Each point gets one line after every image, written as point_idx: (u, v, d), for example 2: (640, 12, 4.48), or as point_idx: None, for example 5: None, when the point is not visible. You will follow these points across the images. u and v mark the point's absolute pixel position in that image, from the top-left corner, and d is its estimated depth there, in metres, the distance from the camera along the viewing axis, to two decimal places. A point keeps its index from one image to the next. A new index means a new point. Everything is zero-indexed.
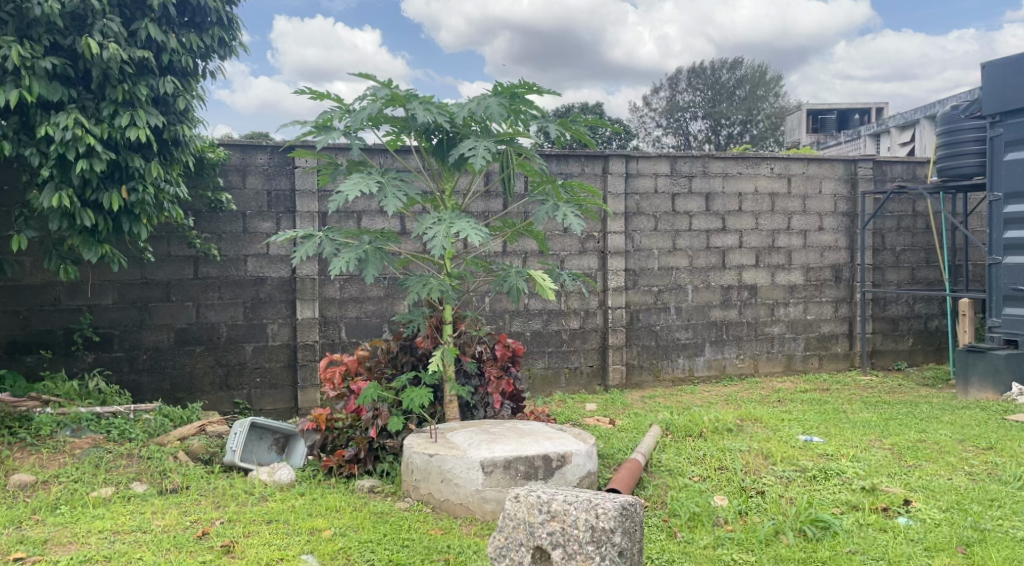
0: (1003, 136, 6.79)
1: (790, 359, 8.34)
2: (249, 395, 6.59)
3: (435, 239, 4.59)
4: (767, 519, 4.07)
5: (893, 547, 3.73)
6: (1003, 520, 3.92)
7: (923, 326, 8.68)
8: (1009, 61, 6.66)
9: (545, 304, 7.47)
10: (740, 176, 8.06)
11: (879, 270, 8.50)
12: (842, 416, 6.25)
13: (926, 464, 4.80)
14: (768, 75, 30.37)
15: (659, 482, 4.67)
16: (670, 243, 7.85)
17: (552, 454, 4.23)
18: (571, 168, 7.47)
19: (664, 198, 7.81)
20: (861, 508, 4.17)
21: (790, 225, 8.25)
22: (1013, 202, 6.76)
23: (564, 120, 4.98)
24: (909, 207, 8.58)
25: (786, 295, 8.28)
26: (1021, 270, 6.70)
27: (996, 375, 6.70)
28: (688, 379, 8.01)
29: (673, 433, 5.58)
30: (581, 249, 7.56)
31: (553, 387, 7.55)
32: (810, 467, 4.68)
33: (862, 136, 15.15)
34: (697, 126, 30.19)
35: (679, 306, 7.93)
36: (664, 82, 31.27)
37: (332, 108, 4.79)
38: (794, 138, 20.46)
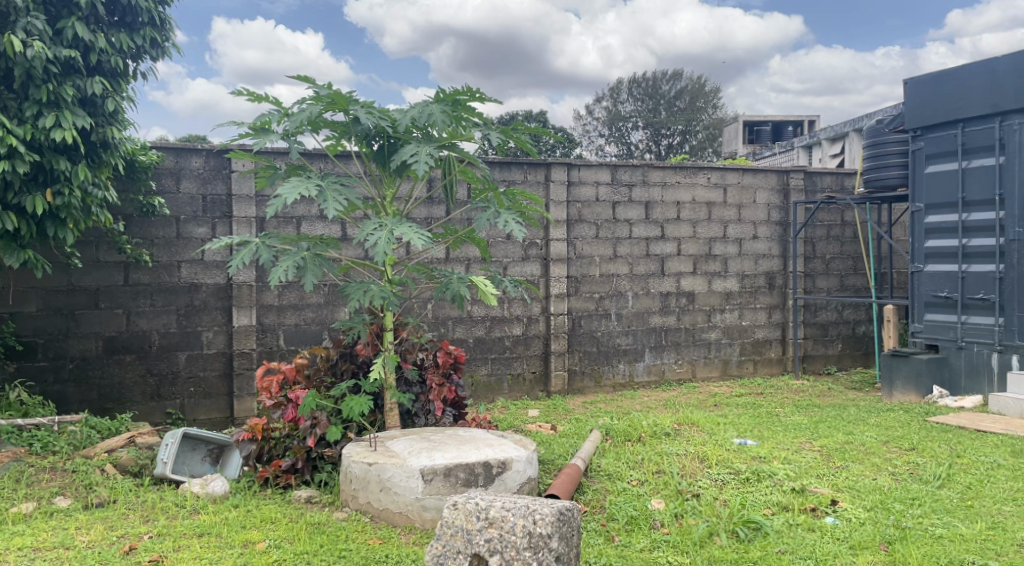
0: (924, 149, 7.09)
1: (726, 364, 8.54)
2: (182, 405, 6.42)
3: (377, 245, 4.56)
4: (701, 521, 4.15)
5: (820, 546, 3.85)
6: (923, 518, 4.08)
7: (851, 331, 8.99)
8: (929, 78, 6.96)
9: (488, 310, 7.49)
10: (678, 185, 8.23)
11: (810, 277, 8.78)
12: (775, 419, 6.43)
13: (852, 466, 4.97)
14: (707, 86, 31.03)
15: (598, 487, 4.73)
16: (611, 250, 7.96)
17: (492, 461, 4.23)
18: (513, 175, 7.51)
19: (605, 206, 7.91)
20: (791, 508, 4.30)
21: (726, 233, 8.46)
22: (933, 213, 7.06)
23: (506, 128, 5.02)
24: (838, 217, 8.89)
25: (722, 301, 8.48)
26: (941, 278, 6.98)
27: (918, 379, 6.94)
28: (628, 385, 8.12)
29: (612, 438, 5.65)
30: (524, 255, 7.61)
31: (496, 394, 7.56)
32: (743, 469, 4.80)
33: (795, 148, 15.64)
34: (638, 135, 30.71)
35: (620, 312, 8.04)
36: (607, 91, 31.74)
37: (270, 111, 4.73)
38: (731, 149, 20.97)
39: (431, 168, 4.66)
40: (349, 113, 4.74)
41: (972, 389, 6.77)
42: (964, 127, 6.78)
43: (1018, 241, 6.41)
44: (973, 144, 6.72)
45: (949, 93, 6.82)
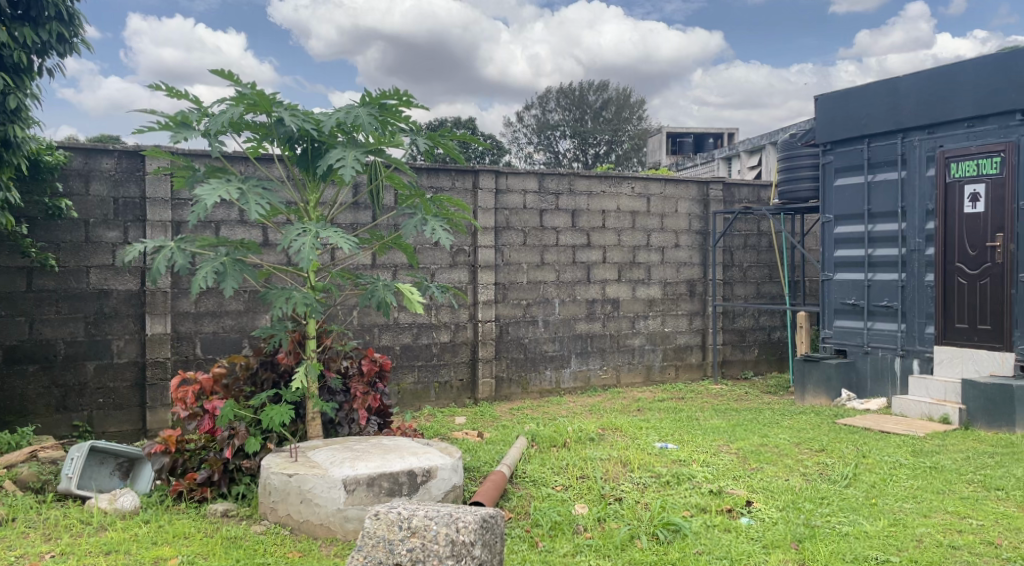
0: (833, 163, 7.43)
1: (649, 370, 8.72)
2: (90, 417, 6.15)
3: (301, 250, 4.48)
4: (623, 525, 4.23)
5: (735, 546, 3.96)
6: (831, 516, 4.25)
7: (767, 337, 9.32)
8: (839, 95, 7.29)
9: (415, 317, 7.44)
10: (603, 194, 8.36)
11: (728, 284, 9.07)
12: (695, 423, 6.60)
13: (767, 467, 5.15)
14: (632, 97, 31.65)
15: (523, 493, 4.76)
16: (538, 257, 8.03)
17: (417, 469, 4.20)
18: (441, 182, 7.48)
19: (532, 214, 7.97)
20: (708, 510, 4.41)
21: (649, 242, 8.64)
22: (841, 224, 7.39)
23: (433, 134, 5.02)
24: (754, 227, 9.20)
25: (645, 308, 8.66)
26: (849, 286, 7.31)
27: (827, 383, 7.27)
28: (554, 391, 8.19)
29: (537, 444, 5.68)
30: (451, 262, 7.60)
31: (423, 401, 7.52)
32: (664, 472, 4.90)
33: (715, 159, 16.13)
34: (566, 144, 31.10)
35: (547, 319, 8.11)
36: (535, 100, 32.04)
37: (189, 108, 4.61)
38: (655, 159, 21.47)
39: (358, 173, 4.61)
40: (272, 114, 4.65)
41: (877, 392, 7.10)
42: (870, 143, 7.12)
43: (918, 251, 6.75)
44: (878, 159, 7.06)
45: (856, 109, 7.16)
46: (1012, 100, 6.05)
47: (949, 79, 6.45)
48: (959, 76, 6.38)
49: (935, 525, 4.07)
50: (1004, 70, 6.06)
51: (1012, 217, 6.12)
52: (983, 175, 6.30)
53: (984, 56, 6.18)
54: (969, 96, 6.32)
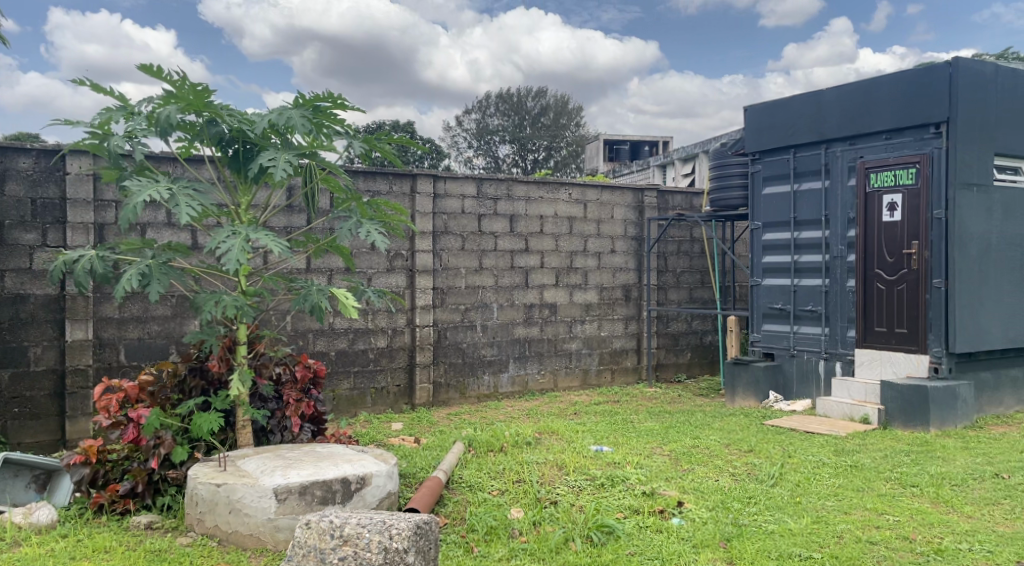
0: (762, 172, 7.67)
1: (586, 374, 8.81)
2: (5, 427, 5.89)
3: (230, 254, 4.37)
4: (558, 528, 4.26)
5: (666, 546, 4.02)
6: (758, 515, 4.37)
7: (699, 341, 9.55)
8: (767, 106, 7.54)
9: (351, 322, 7.35)
10: (541, 200, 8.42)
11: (662, 290, 9.25)
12: (629, 426, 6.70)
13: (697, 468, 5.26)
14: (570, 104, 31.97)
15: (459, 498, 4.75)
16: (476, 262, 8.03)
17: (351, 477, 4.14)
18: (378, 185, 7.41)
19: (471, 219, 7.97)
20: (641, 511, 4.48)
21: (586, 247, 8.75)
22: (770, 231, 7.63)
23: (369, 137, 4.98)
24: (687, 233, 9.42)
25: (582, 312, 8.75)
26: (776, 291, 7.55)
27: (756, 385, 7.48)
28: (492, 396, 8.20)
29: (474, 449, 5.68)
30: (389, 266, 7.53)
31: (359, 408, 7.42)
32: (599, 475, 4.96)
33: (651, 166, 16.45)
34: (505, 149, 31.23)
35: (485, 324, 8.12)
36: (474, 105, 32.09)
37: (114, 108, 4.47)
38: (592, 166, 21.76)
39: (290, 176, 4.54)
40: (202, 114, 4.55)
41: (802, 394, 7.35)
42: (796, 153, 7.36)
43: (840, 258, 7.00)
44: (803, 168, 7.30)
45: (783, 120, 7.41)
46: (926, 113, 6.30)
47: (869, 92, 6.71)
48: (879, 90, 6.64)
49: (854, 521, 4.22)
50: (919, 85, 6.34)
51: (926, 226, 6.35)
52: (900, 186, 6.53)
53: (902, 72, 6.46)
54: (887, 108, 6.58)
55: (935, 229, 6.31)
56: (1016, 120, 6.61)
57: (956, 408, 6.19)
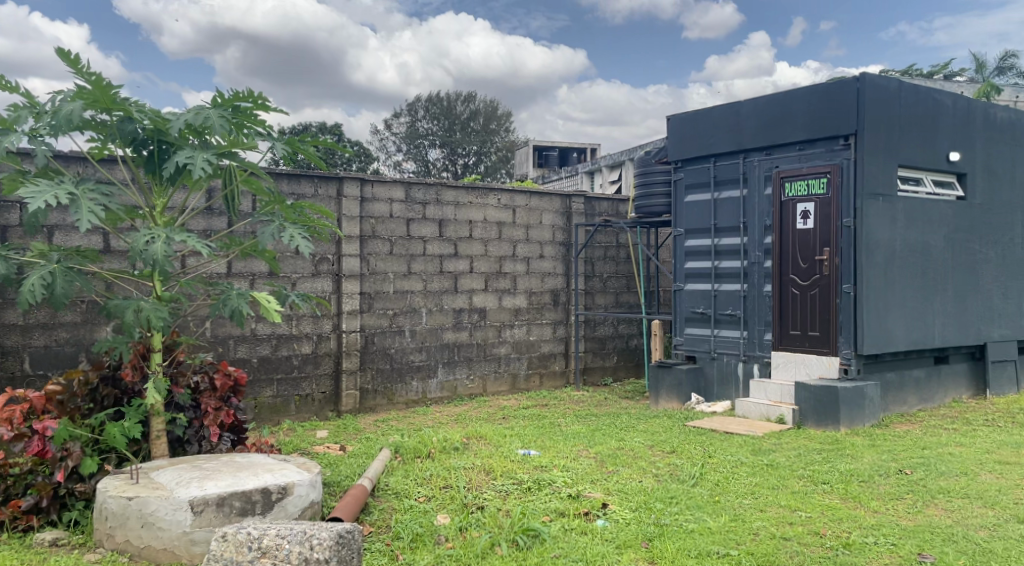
0: (684, 180, 7.87)
1: (515, 378, 8.85)
2: None
3: (152, 258, 4.24)
4: (484, 533, 4.25)
5: (591, 548, 4.07)
6: (679, 514, 4.47)
7: (625, 344, 9.74)
8: (689, 116, 7.74)
9: (274, 328, 7.19)
10: (470, 205, 8.43)
11: (589, 294, 9.40)
12: (557, 429, 6.76)
13: (622, 470, 5.35)
14: (500, 109, 32.15)
15: (385, 506, 4.70)
16: (404, 267, 7.96)
17: (272, 487, 4.05)
18: (303, 188, 7.27)
19: (399, 223, 7.91)
20: (566, 514, 4.53)
21: (515, 252, 8.80)
22: (692, 237, 7.83)
23: (292, 139, 4.90)
24: (614, 239, 9.59)
25: (511, 317, 8.79)
26: (697, 295, 7.76)
27: (678, 387, 7.66)
28: (421, 401, 8.14)
29: (401, 455, 5.63)
30: (314, 271, 7.40)
31: (282, 416, 7.25)
32: (526, 479, 4.99)
33: (579, 173, 16.71)
34: (435, 153, 31.13)
35: (413, 329, 8.06)
36: (404, 108, 31.93)
37: (19, 106, 4.29)
38: (522, 171, 21.94)
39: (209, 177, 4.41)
40: (114, 112, 4.38)
41: (722, 395, 7.57)
42: (716, 162, 7.58)
43: (758, 264, 7.24)
44: (723, 177, 7.52)
45: (704, 130, 7.62)
46: (836, 126, 6.58)
47: (784, 105, 6.97)
48: (792, 103, 6.90)
49: (770, 519, 4.36)
50: (830, 98, 6.62)
51: (836, 234, 6.63)
52: (812, 195, 6.80)
53: (813, 86, 6.73)
54: (801, 121, 6.84)
55: (844, 236, 6.59)
56: (918, 134, 6.97)
57: (864, 407, 6.46)
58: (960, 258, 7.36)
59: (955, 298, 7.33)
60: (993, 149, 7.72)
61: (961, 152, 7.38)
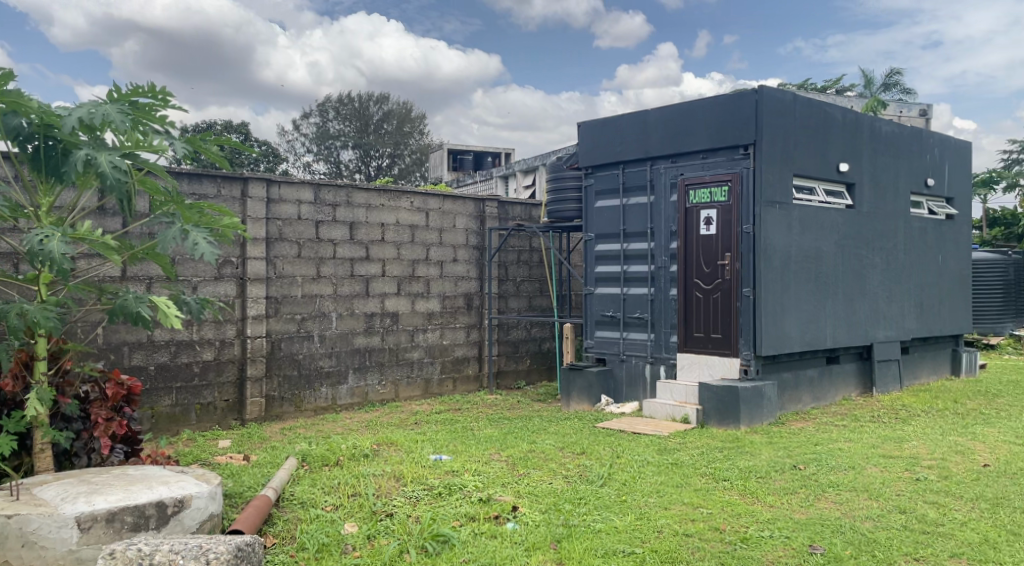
0: (595, 186, 8.01)
1: (427, 383, 8.79)
2: None
3: (43, 260, 4.00)
4: (393, 540, 4.20)
5: (499, 551, 4.07)
6: (587, 515, 4.53)
7: (537, 348, 9.84)
8: (598, 123, 7.88)
9: (173, 334, 6.91)
10: (382, 208, 8.32)
11: (503, 298, 9.45)
12: (469, 433, 6.75)
13: (533, 472, 5.39)
14: (414, 112, 31.97)
15: (289, 517, 4.57)
16: (313, 270, 7.79)
17: (167, 500, 3.88)
18: (205, 188, 7.01)
19: (308, 225, 7.73)
20: (476, 518, 4.52)
21: (428, 256, 8.74)
22: (602, 242, 7.98)
23: (193, 138, 4.74)
24: (526, 243, 9.69)
25: (424, 321, 8.72)
26: (607, 299, 7.91)
27: (589, 389, 7.77)
28: (330, 408, 7.98)
29: (308, 463, 5.50)
30: (216, 274, 7.14)
31: (181, 425, 6.96)
32: (437, 484, 4.95)
33: (493, 177, 16.82)
34: (347, 155, 30.62)
35: (322, 334, 7.89)
36: (314, 109, 31.31)
37: None
38: (436, 175, 21.87)
39: (125, 179, 4.27)
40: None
41: (631, 396, 7.74)
42: (625, 168, 7.75)
43: (664, 268, 7.44)
44: (631, 183, 7.69)
45: (613, 137, 7.77)
46: (737, 136, 6.83)
47: (688, 115, 7.18)
48: (696, 112, 7.12)
49: (673, 516, 4.48)
50: (731, 109, 6.86)
51: (737, 240, 6.87)
52: (715, 202, 7.03)
53: (716, 98, 6.97)
54: (703, 131, 7.07)
55: (744, 242, 6.83)
56: (811, 145, 7.31)
57: (762, 406, 6.71)
58: (849, 264, 7.75)
59: (845, 301, 7.72)
60: (879, 161, 8.18)
61: (851, 163, 7.79)
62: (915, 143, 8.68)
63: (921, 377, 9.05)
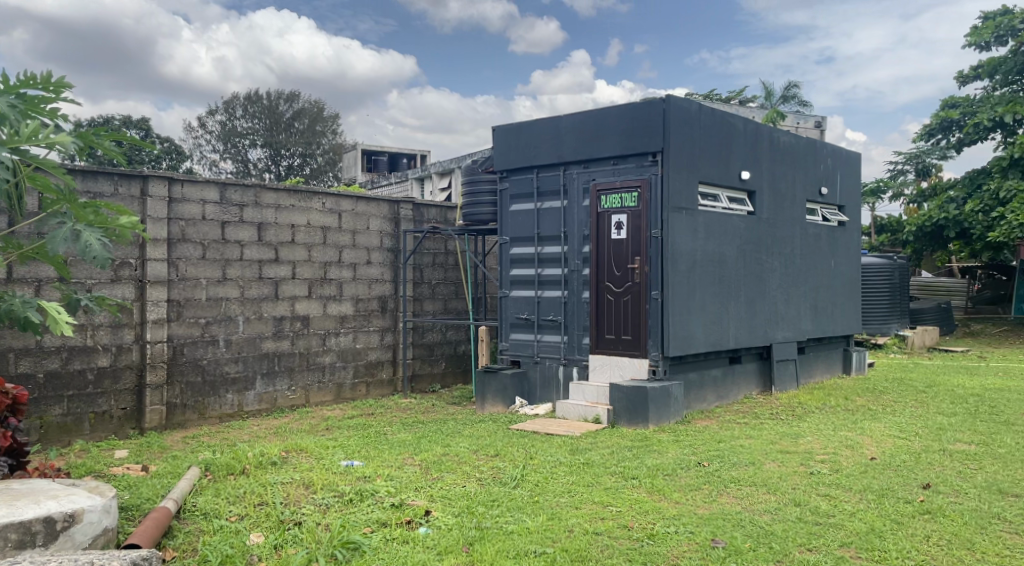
0: (509, 190, 8.06)
1: (340, 388, 8.64)
2: None
3: None
4: (301, 549, 4.11)
5: (411, 556, 4.03)
6: (499, 517, 4.55)
7: (452, 350, 9.82)
8: (513, 128, 7.93)
9: (64, 339, 6.57)
10: (292, 208, 8.13)
11: (418, 301, 9.39)
12: (382, 438, 6.66)
13: (446, 476, 5.37)
14: (326, 111, 31.41)
15: (191, 529, 4.41)
16: (218, 272, 7.54)
17: (56, 515, 3.67)
18: (100, 186, 6.69)
19: (212, 225, 7.48)
20: (388, 524, 4.47)
21: (340, 258, 8.59)
22: (516, 245, 8.03)
23: (89, 134, 4.53)
24: (442, 246, 9.66)
25: (336, 325, 8.57)
26: (522, 302, 7.97)
27: (503, 391, 7.80)
28: (236, 415, 7.73)
29: (212, 473, 5.32)
30: (113, 277, 6.81)
31: (74, 436, 6.61)
32: (348, 491, 4.87)
33: (407, 179, 16.72)
34: (255, 153, 29.82)
35: (228, 338, 7.65)
36: (221, 105, 30.33)
37: None
38: (350, 176, 21.57)
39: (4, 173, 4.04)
40: None
41: (545, 398, 7.81)
42: (539, 173, 7.82)
43: (577, 272, 7.55)
44: (545, 188, 7.78)
45: (527, 142, 7.84)
46: (645, 143, 7.00)
47: (599, 122, 7.32)
48: (607, 119, 7.26)
49: (583, 515, 4.54)
50: (640, 116, 7.03)
51: (646, 244, 7.04)
52: (625, 207, 7.18)
53: (626, 105, 7.12)
54: (614, 137, 7.22)
55: (652, 246, 7.01)
56: (716, 153, 7.56)
57: (669, 406, 6.88)
58: (750, 268, 8.06)
59: (747, 303, 8.02)
60: (778, 169, 8.54)
61: (752, 171, 8.10)
62: (811, 154, 9.11)
63: (816, 376, 9.50)
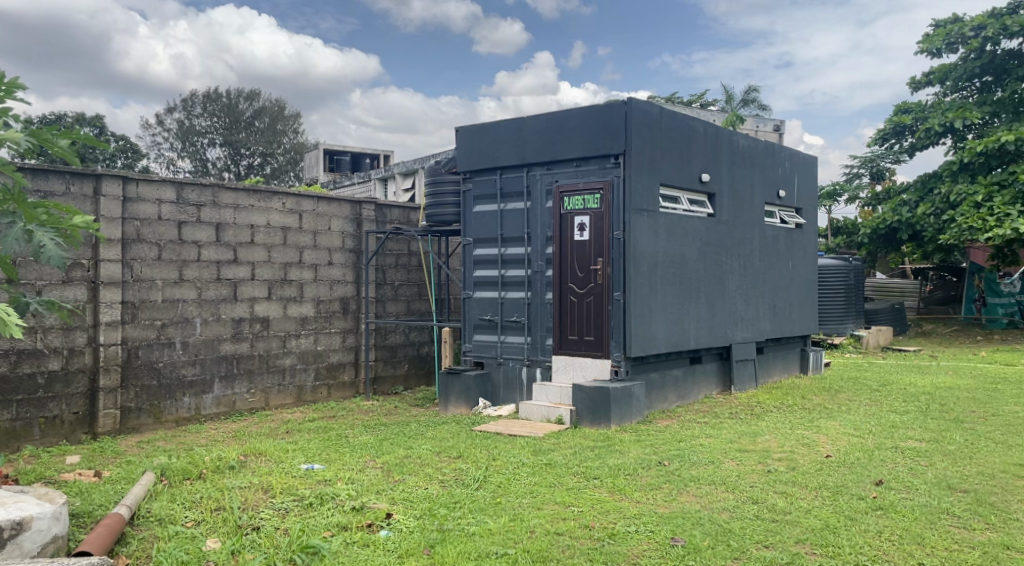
0: (473, 191, 8.04)
1: (300, 390, 8.53)
2: None
3: None
4: (259, 554, 4.05)
5: (371, 560, 4.00)
6: (461, 519, 4.53)
7: (415, 352, 9.76)
8: (476, 129, 7.92)
9: (13, 342, 6.40)
10: (252, 208, 8.02)
11: (380, 302, 9.32)
12: (343, 441, 6.60)
13: (408, 478, 5.34)
14: (287, 110, 31.08)
15: (146, 535, 4.31)
16: (175, 273, 7.40)
17: (3, 523, 3.57)
18: (51, 185, 6.52)
19: (169, 226, 7.34)
20: (348, 527, 4.42)
21: (301, 259, 8.49)
22: (480, 246, 8.02)
23: (41, 132, 4.40)
24: (405, 247, 9.61)
25: (297, 326, 8.47)
26: (485, 303, 7.96)
27: (467, 392, 7.78)
28: (193, 418, 7.59)
29: (167, 477, 5.22)
30: (64, 278, 6.63)
31: (23, 441, 6.44)
32: (307, 494, 4.82)
33: (370, 179, 16.61)
34: (214, 153, 29.37)
35: (185, 340, 7.51)
36: (179, 103, 29.81)
37: None
38: (312, 176, 21.35)
39: None
40: None
41: (508, 399, 7.81)
42: (502, 174, 7.82)
43: (540, 273, 7.56)
44: (509, 189, 7.78)
45: (490, 143, 7.83)
46: (607, 145, 7.04)
47: (561, 124, 7.34)
48: (569, 121, 7.29)
49: (545, 516, 4.55)
50: (602, 119, 7.07)
51: (608, 245, 7.08)
52: (588, 209, 7.21)
53: (589, 107, 7.16)
54: (577, 139, 7.25)
55: (614, 247, 7.05)
56: (676, 155, 7.64)
57: (630, 406, 6.92)
58: (710, 269, 8.16)
59: (707, 304, 8.11)
60: (737, 172, 8.66)
61: (712, 174, 8.20)
62: (770, 157, 9.25)
63: (774, 376, 9.64)
